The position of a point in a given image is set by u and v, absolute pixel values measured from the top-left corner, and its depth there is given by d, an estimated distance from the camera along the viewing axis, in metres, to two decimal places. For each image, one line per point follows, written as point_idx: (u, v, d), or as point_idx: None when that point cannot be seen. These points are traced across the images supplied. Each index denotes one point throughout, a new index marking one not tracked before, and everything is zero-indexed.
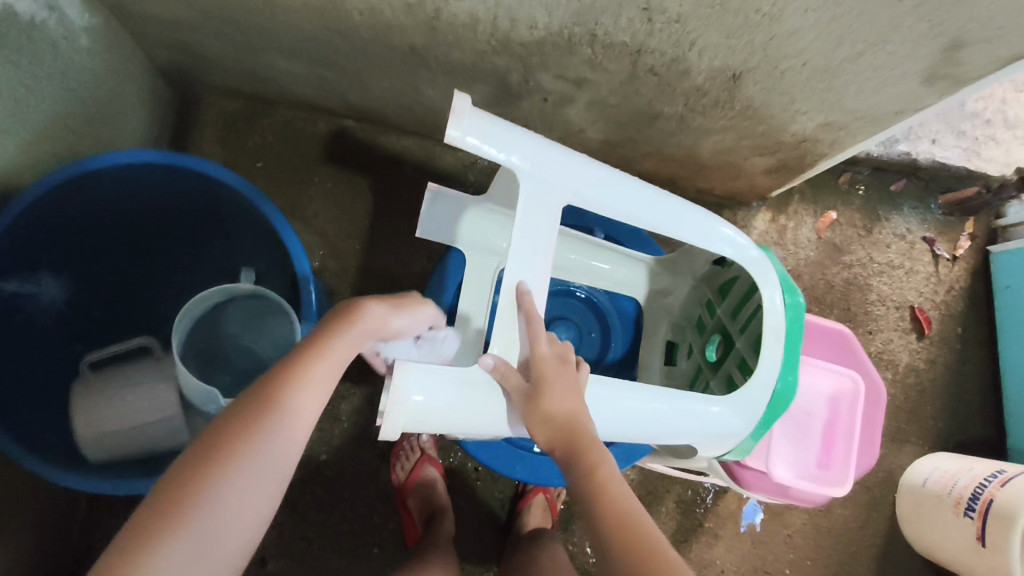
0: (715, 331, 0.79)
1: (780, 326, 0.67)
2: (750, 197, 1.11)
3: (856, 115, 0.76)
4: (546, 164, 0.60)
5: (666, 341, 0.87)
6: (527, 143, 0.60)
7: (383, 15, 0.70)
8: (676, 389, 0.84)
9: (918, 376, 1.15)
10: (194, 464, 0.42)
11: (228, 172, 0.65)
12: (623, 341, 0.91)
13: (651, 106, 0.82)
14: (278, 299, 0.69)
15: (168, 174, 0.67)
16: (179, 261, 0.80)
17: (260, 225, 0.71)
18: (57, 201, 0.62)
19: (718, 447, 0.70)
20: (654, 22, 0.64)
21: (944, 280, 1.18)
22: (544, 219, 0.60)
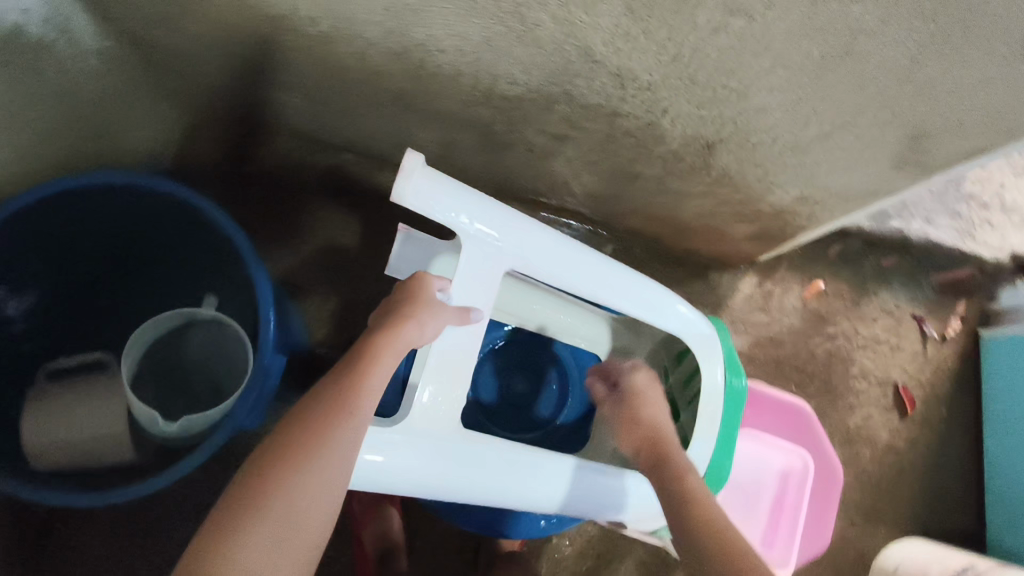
0: (667, 402, 0.84)
1: (717, 409, 0.74)
2: (736, 260, 1.11)
3: (830, 191, 0.77)
4: (498, 229, 0.64)
5: None
6: (481, 206, 0.63)
7: (371, 60, 0.73)
8: None
9: (897, 456, 1.13)
10: (291, 442, 0.52)
11: (203, 199, 0.67)
12: (581, 397, 0.92)
13: (631, 165, 0.84)
14: (234, 329, 0.73)
15: (144, 197, 0.69)
16: (155, 280, 0.81)
17: (231, 251, 0.72)
18: (31, 217, 0.64)
19: (644, 519, 0.75)
20: (627, 88, 0.65)
21: (931, 360, 1.16)
22: (486, 278, 0.65)
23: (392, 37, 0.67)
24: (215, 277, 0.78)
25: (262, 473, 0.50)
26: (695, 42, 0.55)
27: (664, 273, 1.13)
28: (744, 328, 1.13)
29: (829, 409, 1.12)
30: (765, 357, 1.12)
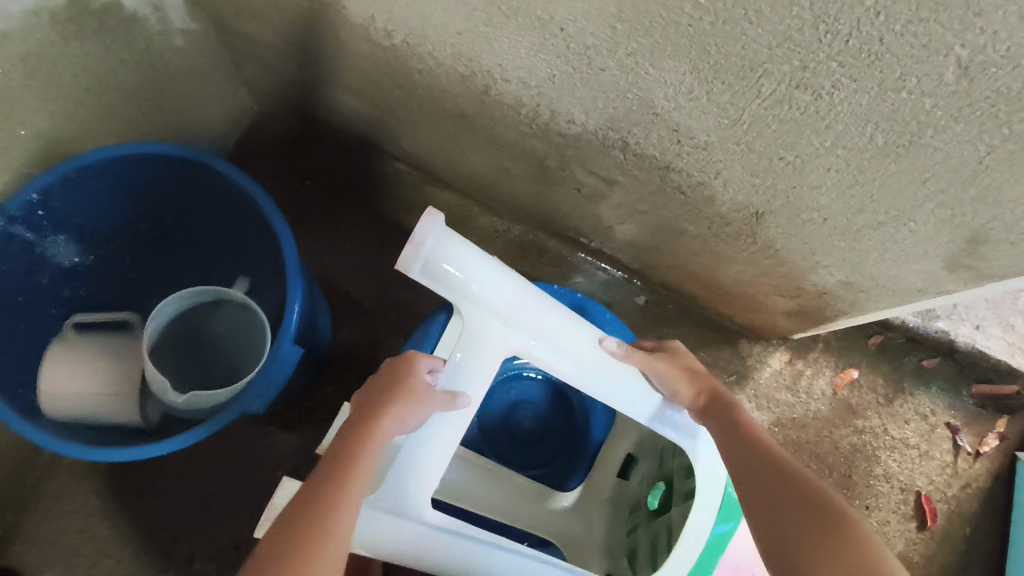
0: (663, 478, 0.79)
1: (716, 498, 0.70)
2: (769, 334, 1.08)
3: (877, 281, 0.75)
4: (510, 307, 0.62)
5: (626, 454, 0.85)
6: (498, 284, 0.61)
7: (439, 79, 0.75)
8: (617, 510, 0.83)
9: (910, 569, 1.06)
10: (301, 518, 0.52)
11: (254, 184, 0.68)
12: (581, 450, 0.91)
13: (677, 221, 0.83)
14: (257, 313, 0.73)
15: (200, 175, 0.71)
16: (194, 256, 0.82)
17: (271, 240, 0.73)
18: (93, 173, 0.67)
19: None
20: (683, 145, 0.65)
21: (961, 474, 1.10)
22: (487, 352, 0.64)
23: (462, 60, 0.68)
24: (252, 261, 0.79)
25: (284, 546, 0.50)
26: (757, 109, 0.54)
27: (694, 334, 1.11)
28: (768, 405, 1.09)
29: (844, 506, 1.07)
30: (785, 439, 1.08)
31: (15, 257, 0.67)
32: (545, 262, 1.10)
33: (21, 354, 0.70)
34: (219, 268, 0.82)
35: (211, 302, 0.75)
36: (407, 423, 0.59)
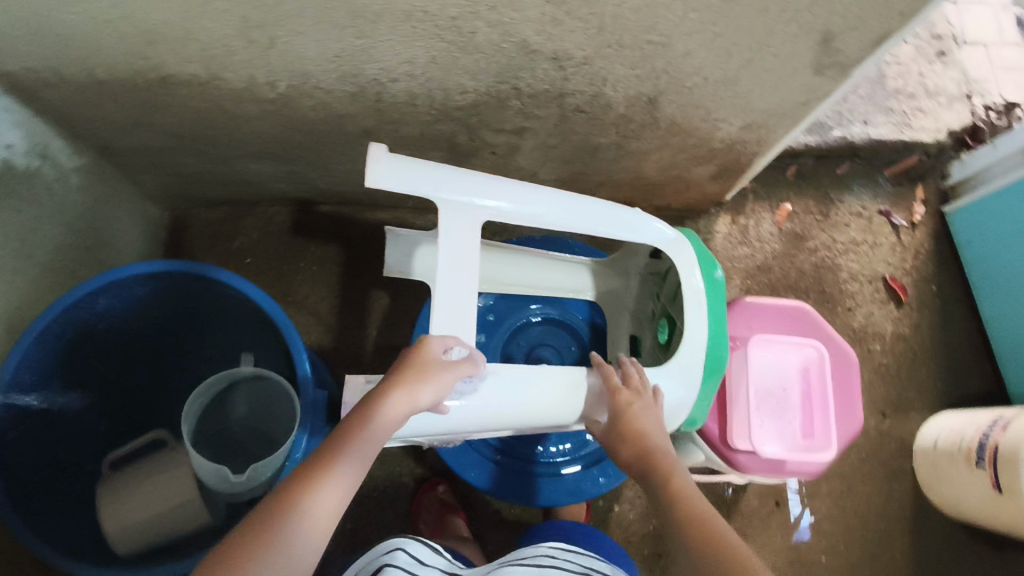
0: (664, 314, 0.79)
1: (700, 299, 0.70)
2: (706, 205, 1.18)
3: (768, 112, 0.84)
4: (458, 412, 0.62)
5: (629, 335, 0.86)
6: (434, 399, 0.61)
7: (333, 107, 0.79)
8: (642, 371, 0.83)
9: (906, 342, 1.18)
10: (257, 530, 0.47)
11: (200, 264, 0.72)
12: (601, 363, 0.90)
13: (588, 140, 0.90)
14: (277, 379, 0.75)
15: (173, 282, 0.75)
16: (188, 355, 0.87)
17: (261, 318, 0.77)
18: (68, 320, 0.70)
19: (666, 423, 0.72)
20: (565, 68, 0.72)
21: (909, 247, 1.23)
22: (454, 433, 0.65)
23: (347, 80, 0.73)
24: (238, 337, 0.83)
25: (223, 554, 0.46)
26: (613, 8, 0.62)
27: None
28: (732, 265, 1.20)
29: (830, 317, 1.18)
30: (757, 285, 1.19)
31: (29, 426, 0.70)
32: None
33: (63, 511, 0.72)
34: (216, 355, 0.88)
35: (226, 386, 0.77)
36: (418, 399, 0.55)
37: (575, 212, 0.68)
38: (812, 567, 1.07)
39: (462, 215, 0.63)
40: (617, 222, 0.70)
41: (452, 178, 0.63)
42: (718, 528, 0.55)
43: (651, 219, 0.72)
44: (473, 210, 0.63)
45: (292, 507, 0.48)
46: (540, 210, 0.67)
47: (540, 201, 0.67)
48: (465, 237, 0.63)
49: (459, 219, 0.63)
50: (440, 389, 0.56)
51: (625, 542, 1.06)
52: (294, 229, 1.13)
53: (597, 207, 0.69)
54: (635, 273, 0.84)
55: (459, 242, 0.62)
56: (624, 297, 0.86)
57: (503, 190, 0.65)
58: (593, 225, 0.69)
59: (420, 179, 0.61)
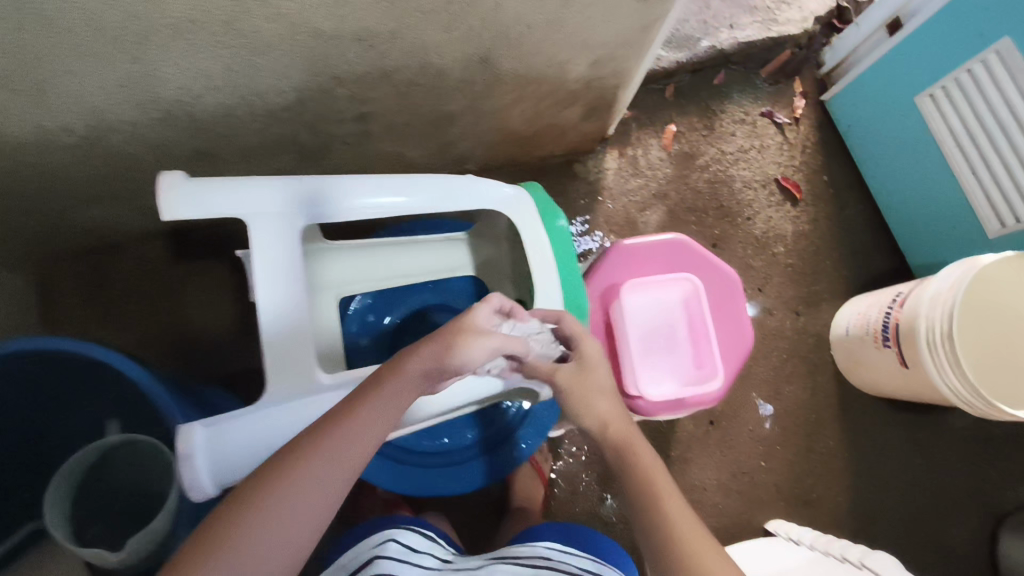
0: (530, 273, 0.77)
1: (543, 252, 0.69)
2: (590, 145, 1.15)
3: (611, 45, 0.81)
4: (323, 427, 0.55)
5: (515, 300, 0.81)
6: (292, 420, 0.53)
7: (147, 136, 0.73)
8: None
9: (807, 238, 1.20)
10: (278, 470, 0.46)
11: (38, 340, 0.65)
12: None
13: (438, 109, 0.86)
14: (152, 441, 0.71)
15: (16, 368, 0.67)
16: (61, 443, 0.78)
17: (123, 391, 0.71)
18: None
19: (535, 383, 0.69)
20: (378, 46, 0.67)
21: (795, 143, 1.23)
22: None
23: (147, 106, 0.67)
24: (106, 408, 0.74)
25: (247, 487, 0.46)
26: None
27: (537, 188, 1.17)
28: (628, 199, 1.18)
29: (732, 229, 1.19)
30: (657, 213, 1.18)
31: None
32: None
33: None
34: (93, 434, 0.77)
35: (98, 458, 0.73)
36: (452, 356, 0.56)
37: (400, 189, 0.62)
38: (754, 475, 1.11)
39: (276, 227, 0.56)
40: (463, 193, 0.65)
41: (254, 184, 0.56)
42: (680, 524, 0.54)
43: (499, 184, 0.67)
44: (287, 215, 0.57)
45: (302, 466, 0.47)
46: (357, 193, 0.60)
47: (366, 188, 0.60)
48: (284, 247, 0.56)
49: (270, 230, 0.56)
50: (472, 357, 0.57)
51: (572, 495, 1.07)
52: (170, 261, 1.06)
53: (434, 180, 0.63)
54: (503, 238, 0.80)
55: (276, 254, 0.56)
56: (500, 264, 0.81)
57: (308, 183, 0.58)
58: (435, 204, 0.63)
59: (214, 195, 0.54)
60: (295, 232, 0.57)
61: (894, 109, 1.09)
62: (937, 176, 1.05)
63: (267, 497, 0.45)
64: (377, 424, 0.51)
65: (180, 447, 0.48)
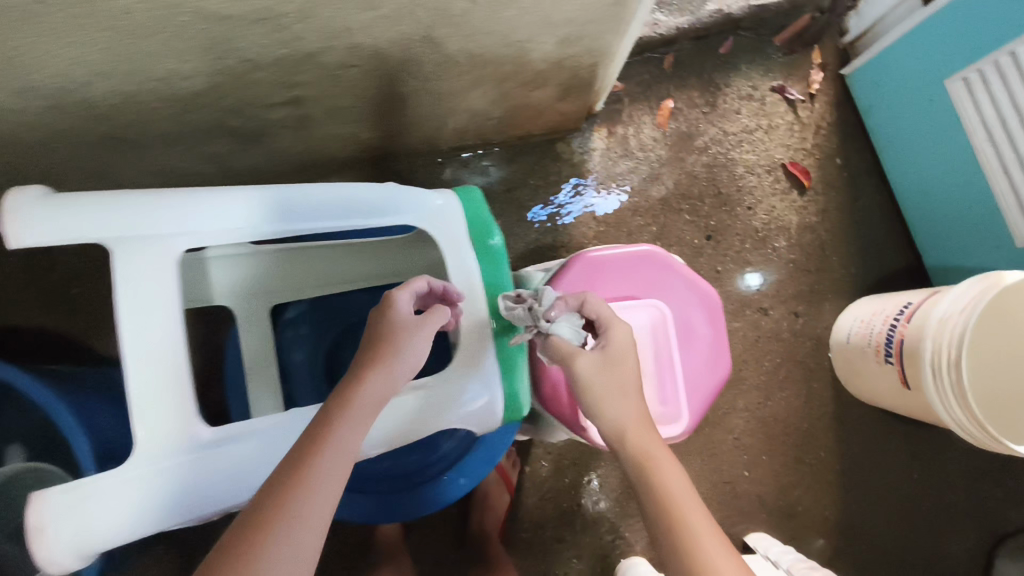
0: None
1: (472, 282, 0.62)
2: (575, 123, 1.03)
3: (579, 21, 0.69)
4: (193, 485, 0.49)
5: None
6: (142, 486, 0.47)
7: (44, 125, 0.65)
8: None
9: (814, 231, 1.08)
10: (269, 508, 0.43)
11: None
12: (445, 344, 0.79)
13: (386, 91, 0.76)
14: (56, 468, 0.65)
15: None
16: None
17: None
18: None
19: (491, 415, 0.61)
20: (290, 27, 0.57)
21: (808, 123, 1.10)
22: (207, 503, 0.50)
23: (27, 95, 0.58)
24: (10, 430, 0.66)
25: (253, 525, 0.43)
26: None
27: (515, 169, 1.06)
28: (616, 184, 1.07)
29: (729, 220, 1.07)
30: (647, 200, 1.07)
31: None
32: None
33: None
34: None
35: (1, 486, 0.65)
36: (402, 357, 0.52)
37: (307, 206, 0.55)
38: (735, 485, 1.04)
39: (151, 254, 0.50)
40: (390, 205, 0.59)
41: (130, 202, 0.49)
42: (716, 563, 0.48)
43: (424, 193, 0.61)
44: (169, 242, 0.51)
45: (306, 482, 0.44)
46: (257, 210, 0.54)
47: (277, 204, 0.54)
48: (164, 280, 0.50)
49: (140, 258, 0.49)
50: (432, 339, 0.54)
51: (540, 501, 1.01)
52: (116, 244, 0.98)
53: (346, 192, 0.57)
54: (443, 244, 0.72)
55: (160, 290, 0.50)
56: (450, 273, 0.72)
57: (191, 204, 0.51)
58: (354, 219, 0.58)
59: (80, 223, 0.47)
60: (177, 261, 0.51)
61: (924, 89, 0.94)
62: (961, 170, 0.92)
63: (268, 523, 0.42)
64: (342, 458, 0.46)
65: (30, 523, 0.44)
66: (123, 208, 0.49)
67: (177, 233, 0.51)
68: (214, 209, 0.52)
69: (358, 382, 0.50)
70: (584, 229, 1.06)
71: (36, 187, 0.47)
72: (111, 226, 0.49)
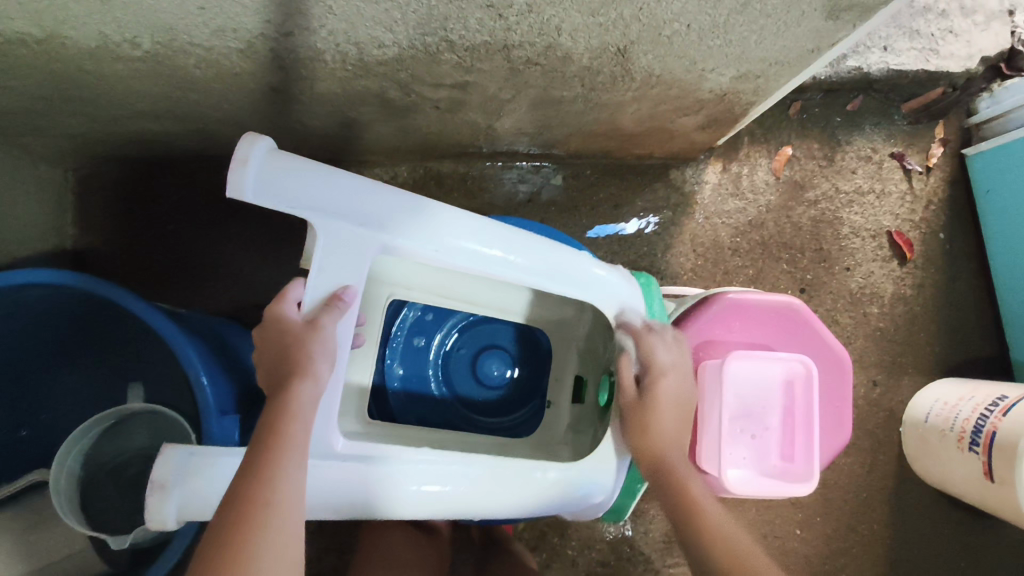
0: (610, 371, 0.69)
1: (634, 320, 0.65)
2: (694, 153, 1.02)
3: (768, 61, 0.68)
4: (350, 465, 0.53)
5: (574, 374, 0.74)
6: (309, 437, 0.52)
7: (221, 65, 0.63)
8: (587, 431, 0.71)
9: (907, 303, 1.08)
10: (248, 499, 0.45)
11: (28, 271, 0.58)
12: (529, 396, 0.76)
13: (550, 93, 0.74)
14: (171, 412, 0.65)
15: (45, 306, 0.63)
16: (76, 384, 0.70)
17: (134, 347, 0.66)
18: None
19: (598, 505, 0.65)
20: (507, 17, 0.56)
21: (920, 196, 1.09)
22: (341, 485, 0.52)
23: (226, 35, 0.57)
24: (132, 363, 0.68)
25: (235, 518, 0.44)
26: None
27: (624, 186, 1.05)
28: (721, 221, 1.06)
29: (826, 278, 1.07)
30: (748, 243, 1.06)
31: None
32: (449, 187, 1.02)
33: None
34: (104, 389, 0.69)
35: (114, 424, 0.65)
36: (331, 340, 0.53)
37: (508, 242, 0.59)
38: (786, 541, 1.03)
39: (353, 244, 0.54)
40: (553, 268, 0.61)
41: (336, 184, 0.52)
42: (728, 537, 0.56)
43: (589, 262, 0.63)
44: (359, 235, 0.54)
45: (274, 489, 0.46)
46: (465, 231, 0.57)
47: (482, 226, 0.58)
48: (349, 269, 0.55)
49: (345, 250, 0.54)
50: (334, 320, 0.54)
51: (592, 521, 1.00)
52: (217, 190, 0.95)
53: (548, 254, 0.60)
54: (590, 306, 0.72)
55: (333, 281, 0.54)
56: (575, 328, 0.74)
57: (399, 211, 0.55)
58: (545, 281, 0.61)
59: (290, 181, 0.51)
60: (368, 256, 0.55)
61: None
62: None
63: (246, 529, 0.43)
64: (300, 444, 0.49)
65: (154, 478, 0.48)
66: (327, 189, 0.52)
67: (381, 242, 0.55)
68: (425, 220, 0.56)
69: (291, 386, 0.50)
70: (682, 259, 1.05)
71: (268, 138, 0.51)
72: (311, 202, 0.52)
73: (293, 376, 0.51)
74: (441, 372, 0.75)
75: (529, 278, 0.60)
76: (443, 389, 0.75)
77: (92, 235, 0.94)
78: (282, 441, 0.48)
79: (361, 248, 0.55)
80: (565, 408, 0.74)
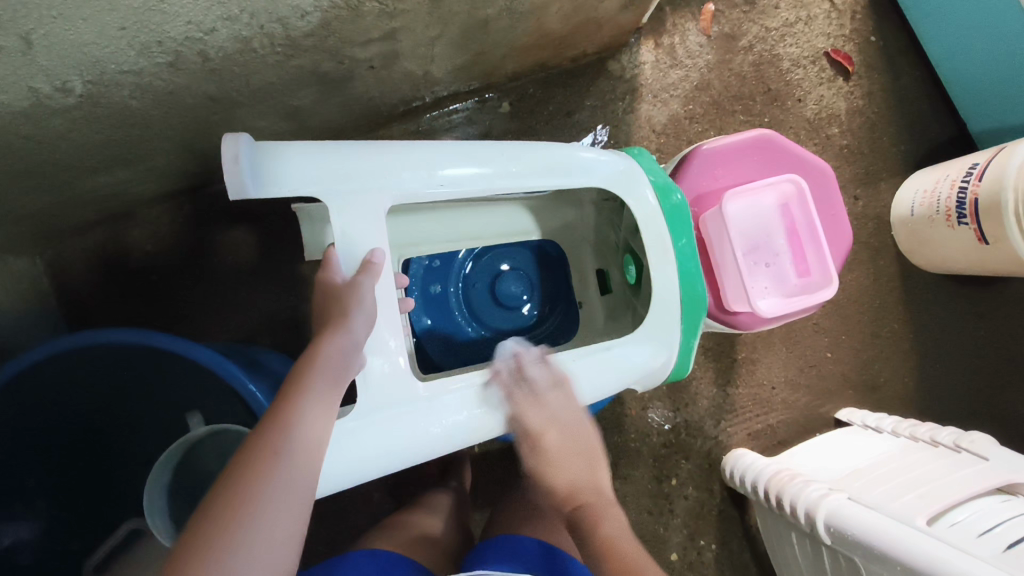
0: (628, 249, 0.72)
1: (645, 194, 0.65)
2: (623, 37, 1.03)
3: None
4: (424, 408, 0.56)
5: (595, 269, 0.79)
6: (378, 395, 0.55)
7: (155, 87, 0.63)
8: (620, 315, 0.76)
9: (863, 114, 1.11)
10: (267, 441, 0.45)
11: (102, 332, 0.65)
12: (558, 308, 0.79)
13: (475, 14, 0.75)
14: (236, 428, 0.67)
15: (105, 365, 0.67)
16: (123, 441, 0.69)
17: (186, 382, 0.68)
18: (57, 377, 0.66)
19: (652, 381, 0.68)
20: None
21: (844, 10, 1.12)
22: (421, 426, 0.56)
23: (152, 51, 0.56)
24: (179, 396, 0.69)
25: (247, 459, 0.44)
26: None
27: (569, 92, 1.06)
28: (670, 94, 1.07)
29: (782, 114, 1.10)
30: (702, 106, 1.08)
31: None
32: None
33: None
34: (160, 436, 0.70)
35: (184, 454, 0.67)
36: (363, 304, 0.54)
37: (504, 155, 0.61)
38: (821, 366, 1.09)
39: (365, 201, 0.57)
40: (550, 166, 0.62)
41: (332, 151, 0.55)
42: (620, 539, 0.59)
43: (578, 151, 0.64)
44: (370, 189, 0.57)
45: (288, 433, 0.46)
46: (462, 159, 0.60)
47: (474, 151, 0.60)
48: (370, 227, 0.57)
49: (361, 208, 0.56)
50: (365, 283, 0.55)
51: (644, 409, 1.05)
52: (188, 225, 0.95)
53: (539, 153, 0.62)
54: (590, 202, 0.77)
55: (361, 247, 0.56)
56: (581, 229, 0.79)
57: (397, 157, 0.57)
58: (543, 181, 0.62)
59: (286, 163, 0.53)
60: (383, 207, 0.57)
61: None
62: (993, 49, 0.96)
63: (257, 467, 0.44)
64: (325, 396, 0.50)
65: None
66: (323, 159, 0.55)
67: (390, 191, 0.57)
68: (423, 160, 0.58)
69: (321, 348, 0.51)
70: (646, 143, 1.06)
71: (247, 134, 0.51)
72: (313, 172, 0.54)
73: (325, 336, 0.52)
74: (466, 310, 0.77)
75: (529, 183, 0.62)
76: (473, 325, 0.78)
77: (81, 309, 0.93)
78: (307, 394, 0.49)
79: (371, 203, 0.57)
80: (596, 304, 0.79)
